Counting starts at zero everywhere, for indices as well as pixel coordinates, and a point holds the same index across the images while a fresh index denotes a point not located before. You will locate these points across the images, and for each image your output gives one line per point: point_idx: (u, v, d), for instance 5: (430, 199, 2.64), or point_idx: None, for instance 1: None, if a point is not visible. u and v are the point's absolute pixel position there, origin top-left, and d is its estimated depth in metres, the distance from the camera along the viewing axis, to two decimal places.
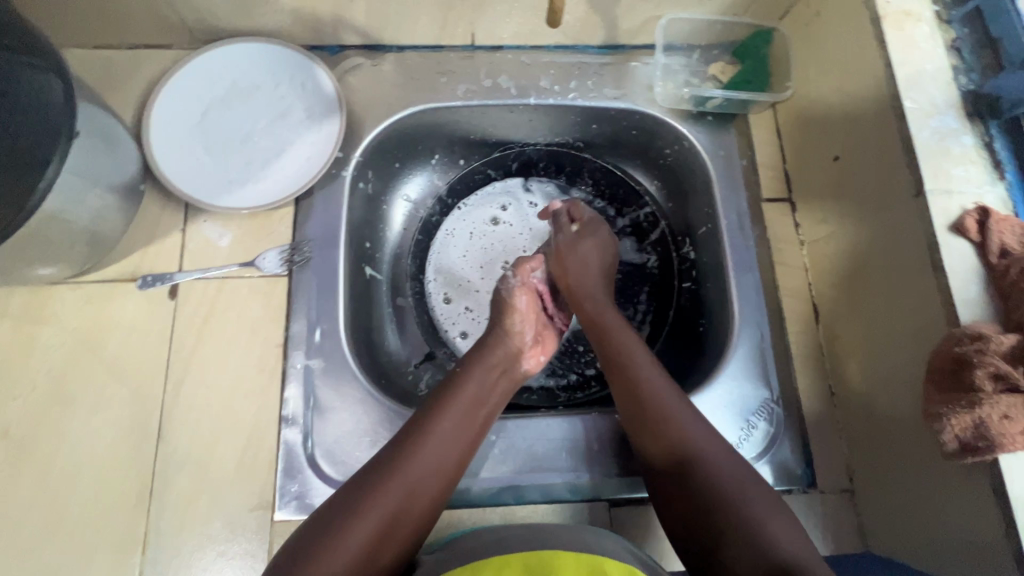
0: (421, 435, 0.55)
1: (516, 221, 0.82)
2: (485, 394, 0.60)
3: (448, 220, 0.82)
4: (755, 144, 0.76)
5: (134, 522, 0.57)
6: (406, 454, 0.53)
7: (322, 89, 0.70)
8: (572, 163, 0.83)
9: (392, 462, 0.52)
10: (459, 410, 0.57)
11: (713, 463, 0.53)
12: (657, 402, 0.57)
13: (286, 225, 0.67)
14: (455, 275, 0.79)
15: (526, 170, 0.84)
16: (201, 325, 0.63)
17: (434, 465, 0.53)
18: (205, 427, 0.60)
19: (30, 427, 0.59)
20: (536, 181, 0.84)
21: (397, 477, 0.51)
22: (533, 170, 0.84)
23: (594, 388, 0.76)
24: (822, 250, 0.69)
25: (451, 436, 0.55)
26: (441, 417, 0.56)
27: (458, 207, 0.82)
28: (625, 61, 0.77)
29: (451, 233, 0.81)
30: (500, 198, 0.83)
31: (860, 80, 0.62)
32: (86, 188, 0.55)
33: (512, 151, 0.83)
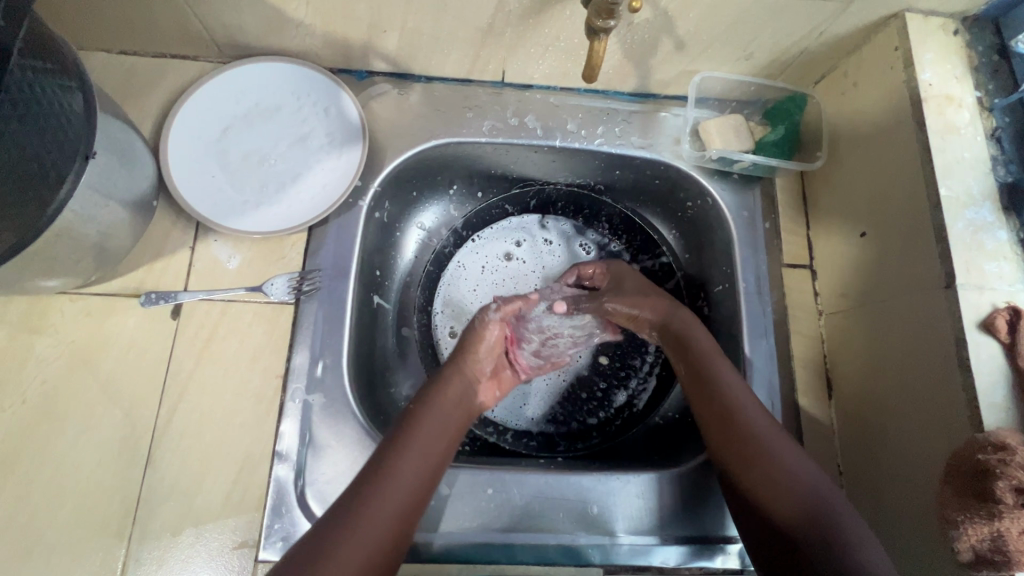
0: (375, 486, 0.51)
1: (529, 260, 0.82)
2: (444, 434, 0.58)
3: (461, 252, 0.81)
4: (779, 206, 0.74)
5: (114, 550, 0.55)
6: (360, 511, 0.50)
7: (346, 115, 0.69)
8: (590, 206, 0.82)
9: (348, 517, 0.49)
10: (418, 457, 0.54)
11: (772, 457, 0.55)
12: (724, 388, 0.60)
13: (297, 252, 0.66)
14: (463, 311, 0.79)
15: (544, 208, 0.83)
16: (200, 348, 0.62)
17: (389, 519, 0.50)
18: (196, 456, 0.58)
19: (17, 442, 0.57)
20: (553, 220, 0.83)
21: (352, 539, 0.48)
22: (551, 209, 0.83)
23: (594, 439, 0.75)
24: (840, 323, 0.67)
25: (404, 484, 0.52)
26: (394, 466, 0.53)
27: (472, 239, 0.82)
28: (654, 111, 0.76)
29: (463, 265, 0.81)
30: (515, 233, 0.83)
31: (895, 160, 0.60)
32: (99, 204, 0.53)
33: (532, 189, 0.82)
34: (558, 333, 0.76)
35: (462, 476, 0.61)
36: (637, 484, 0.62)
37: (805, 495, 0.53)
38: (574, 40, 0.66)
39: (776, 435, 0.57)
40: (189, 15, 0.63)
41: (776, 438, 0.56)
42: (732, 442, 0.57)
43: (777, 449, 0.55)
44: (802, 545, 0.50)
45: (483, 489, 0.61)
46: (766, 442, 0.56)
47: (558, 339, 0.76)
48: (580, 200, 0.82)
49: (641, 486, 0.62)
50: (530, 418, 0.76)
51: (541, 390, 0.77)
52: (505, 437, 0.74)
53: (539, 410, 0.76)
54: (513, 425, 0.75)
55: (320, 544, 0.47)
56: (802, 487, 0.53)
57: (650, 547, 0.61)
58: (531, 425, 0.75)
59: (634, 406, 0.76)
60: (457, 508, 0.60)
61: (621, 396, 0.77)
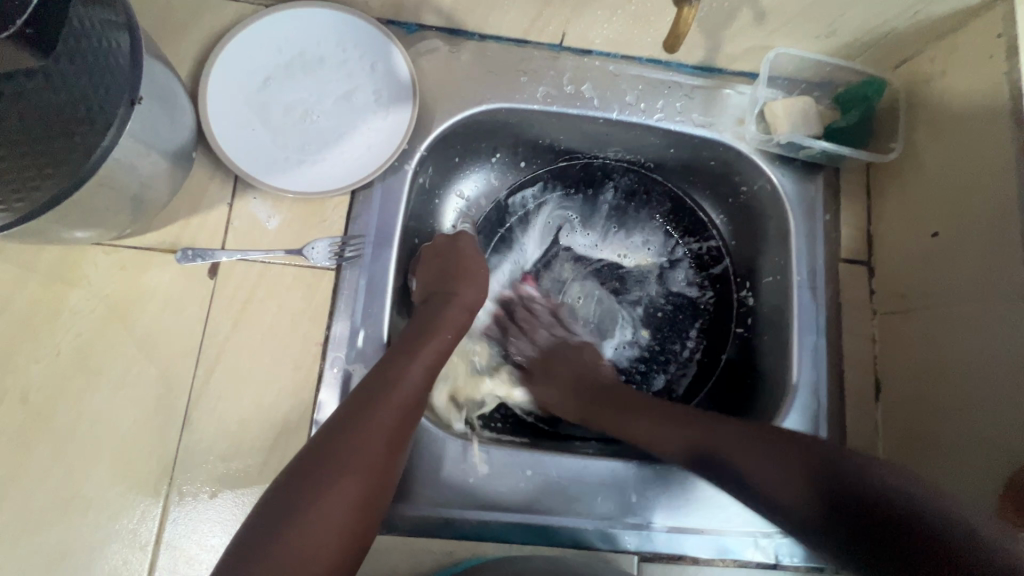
0: (374, 408, 0.51)
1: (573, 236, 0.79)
2: (438, 358, 0.58)
3: (504, 226, 0.78)
4: (841, 199, 0.71)
5: (150, 509, 0.55)
6: (368, 416, 0.51)
7: (394, 71, 0.65)
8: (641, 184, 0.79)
9: (357, 421, 0.50)
10: (416, 381, 0.55)
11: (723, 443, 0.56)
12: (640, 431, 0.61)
13: (339, 215, 0.63)
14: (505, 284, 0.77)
15: (590, 184, 0.79)
16: (238, 310, 0.59)
17: (394, 423, 0.52)
18: (233, 419, 0.57)
19: (51, 395, 0.55)
20: (602, 196, 0.79)
21: (351, 460, 0.48)
22: (597, 183, 0.79)
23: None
24: (896, 325, 0.65)
25: (406, 391, 0.54)
26: (393, 387, 0.53)
27: (513, 212, 0.78)
28: (718, 88, 0.71)
29: (507, 240, 0.78)
30: (560, 211, 0.79)
31: (984, 158, 0.56)
32: (142, 152, 0.50)
33: (579, 161, 0.78)
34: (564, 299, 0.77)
35: (502, 456, 0.60)
36: (676, 474, 0.61)
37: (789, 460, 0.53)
38: (646, 4, 0.61)
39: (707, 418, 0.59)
40: None
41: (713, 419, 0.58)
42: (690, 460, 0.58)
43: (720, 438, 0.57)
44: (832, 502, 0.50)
45: (523, 471, 0.60)
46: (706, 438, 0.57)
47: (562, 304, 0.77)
48: (624, 174, 0.79)
49: (680, 475, 0.61)
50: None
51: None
52: (546, 420, 0.72)
53: None
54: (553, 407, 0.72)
55: (333, 447, 0.49)
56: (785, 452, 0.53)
57: (689, 537, 0.60)
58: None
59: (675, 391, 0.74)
60: (496, 487, 0.59)
61: (658, 380, 0.75)
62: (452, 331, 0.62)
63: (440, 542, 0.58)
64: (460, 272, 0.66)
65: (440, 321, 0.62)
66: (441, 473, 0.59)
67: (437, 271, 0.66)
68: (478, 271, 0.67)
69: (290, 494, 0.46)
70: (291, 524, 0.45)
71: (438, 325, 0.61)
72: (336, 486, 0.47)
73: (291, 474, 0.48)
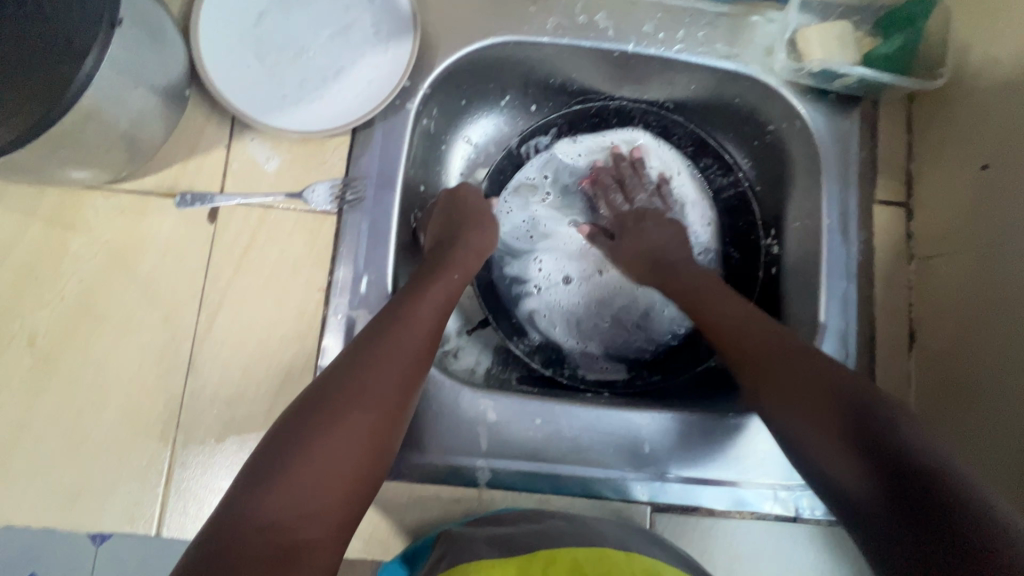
0: (388, 345, 0.50)
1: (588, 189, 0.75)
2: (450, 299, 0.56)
3: (518, 174, 0.74)
4: (879, 135, 0.65)
5: (158, 453, 0.55)
6: (376, 353, 0.49)
7: (394, 2, 0.61)
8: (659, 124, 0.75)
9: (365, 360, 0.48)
10: (430, 321, 0.53)
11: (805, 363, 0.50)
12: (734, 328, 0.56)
13: (340, 157, 0.60)
14: (514, 238, 0.73)
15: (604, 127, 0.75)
16: (239, 256, 0.58)
17: (404, 361, 0.50)
18: (238, 366, 0.56)
19: (57, 340, 0.55)
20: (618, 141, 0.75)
21: (365, 396, 0.46)
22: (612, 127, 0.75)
23: (654, 376, 0.70)
24: (936, 270, 0.60)
25: (416, 329, 0.52)
26: (402, 324, 0.51)
27: (527, 159, 0.74)
28: (745, 15, 0.65)
29: (521, 189, 0.74)
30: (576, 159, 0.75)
31: None
32: (129, 85, 0.48)
33: (598, 107, 0.74)
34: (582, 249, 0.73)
35: (511, 405, 0.58)
36: (694, 424, 0.59)
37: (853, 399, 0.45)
38: None
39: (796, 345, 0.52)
40: None
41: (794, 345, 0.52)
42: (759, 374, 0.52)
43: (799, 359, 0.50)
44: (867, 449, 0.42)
45: (532, 420, 0.58)
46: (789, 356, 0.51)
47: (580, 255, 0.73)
48: (648, 122, 0.75)
49: (698, 425, 0.59)
50: (586, 353, 0.72)
51: (597, 326, 0.72)
52: (562, 373, 0.70)
53: (591, 345, 0.72)
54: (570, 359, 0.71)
55: (341, 385, 0.47)
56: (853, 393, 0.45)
57: (707, 488, 0.58)
58: (586, 361, 0.71)
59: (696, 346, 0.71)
60: (503, 436, 0.57)
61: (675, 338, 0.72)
62: (466, 273, 0.60)
63: (448, 489, 0.57)
64: (461, 221, 0.64)
65: (448, 261, 0.59)
66: (448, 421, 0.57)
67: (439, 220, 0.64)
68: (484, 222, 0.65)
69: (300, 425, 0.44)
70: (299, 459, 0.43)
71: (450, 264, 0.59)
72: (348, 420, 0.45)
73: (298, 410, 0.46)
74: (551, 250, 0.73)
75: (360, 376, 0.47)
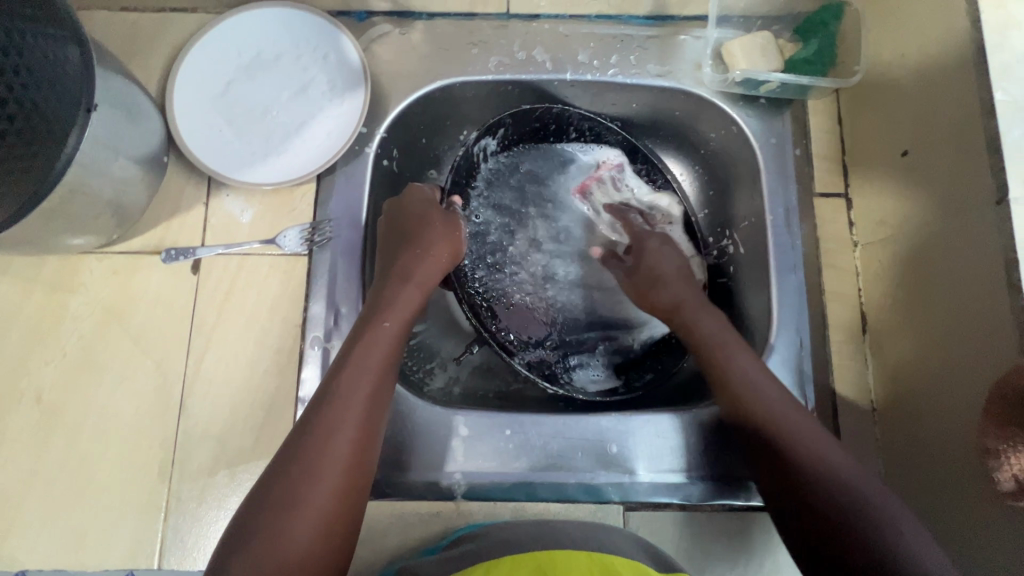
0: (326, 429, 0.50)
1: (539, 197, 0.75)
2: (385, 357, 0.55)
3: (478, 186, 0.74)
4: (811, 132, 0.69)
5: (156, 491, 0.59)
6: (329, 406, 0.51)
7: (347, 60, 0.67)
8: (592, 129, 0.73)
9: (320, 414, 0.51)
10: (366, 387, 0.53)
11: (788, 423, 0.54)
12: (742, 377, 0.57)
13: (307, 203, 0.66)
14: (476, 253, 0.73)
15: (554, 134, 0.74)
16: (221, 301, 0.63)
17: (358, 409, 0.52)
18: (225, 403, 0.61)
19: (61, 393, 0.60)
20: (568, 145, 0.75)
21: (312, 490, 0.47)
22: (560, 132, 0.74)
23: (647, 375, 0.69)
24: (877, 254, 0.63)
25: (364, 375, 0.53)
26: (350, 371, 0.53)
27: (484, 172, 0.74)
28: (673, 34, 0.70)
29: (486, 202, 0.74)
30: (535, 166, 0.75)
31: (944, 66, 0.54)
32: (108, 159, 0.54)
33: (540, 111, 0.71)
34: (557, 252, 0.74)
35: (480, 419, 0.61)
36: (659, 423, 0.61)
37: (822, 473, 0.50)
38: None
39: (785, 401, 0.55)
40: None
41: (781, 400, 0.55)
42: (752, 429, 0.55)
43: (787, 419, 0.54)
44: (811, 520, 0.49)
45: (501, 431, 0.61)
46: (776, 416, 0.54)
47: (557, 258, 0.73)
48: (582, 126, 0.73)
49: (662, 424, 0.61)
50: (586, 356, 0.71)
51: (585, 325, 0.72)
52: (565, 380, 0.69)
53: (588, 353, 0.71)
54: (575, 368, 0.70)
55: (300, 443, 0.49)
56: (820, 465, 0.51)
57: (676, 484, 0.60)
58: (575, 366, 0.71)
59: (671, 340, 0.70)
60: (475, 449, 0.60)
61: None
62: (400, 319, 0.58)
63: (426, 505, 0.59)
64: (409, 231, 0.64)
65: (383, 304, 0.58)
66: (422, 439, 0.60)
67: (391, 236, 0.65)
68: (434, 222, 0.65)
69: (267, 491, 0.48)
70: (269, 524, 0.46)
71: (379, 314, 0.58)
72: (308, 479, 0.48)
73: (266, 476, 0.49)
74: (530, 255, 0.73)
75: (305, 470, 0.48)
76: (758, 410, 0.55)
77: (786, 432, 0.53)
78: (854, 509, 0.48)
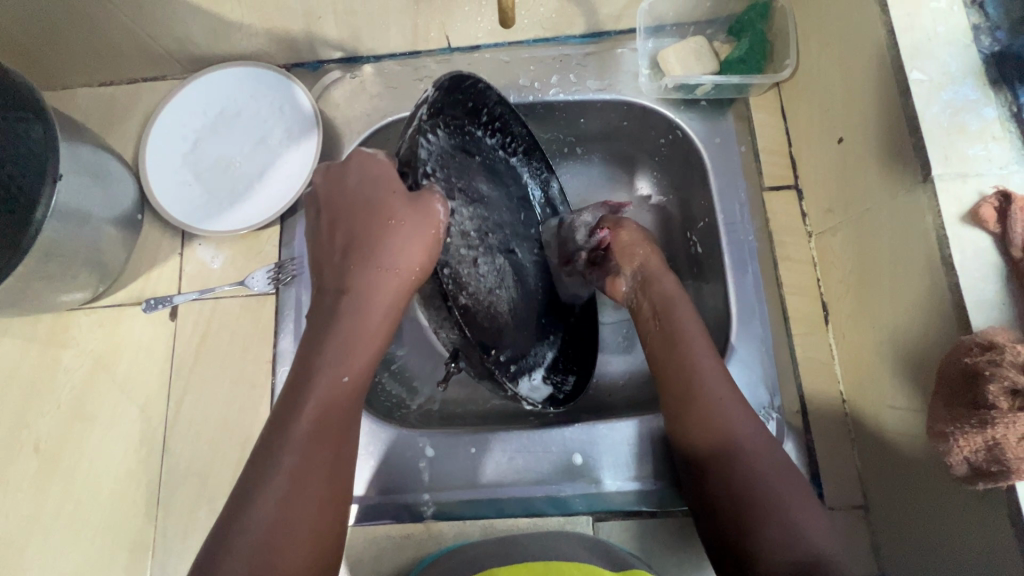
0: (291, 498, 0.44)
1: (461, 183, 0.58)
2: (346, 413, 0.49)
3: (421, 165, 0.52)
4: (755, 129, 0.70)
5: (144, 529, 0.62)
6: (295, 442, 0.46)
7: (301, 108, 0.72)
8: (499, 115, 0.64)
9: (285, 450, 0.45)
10: (328, 450, 0.47)
11: (724, 411, 0.53)
12: (689, 365, 0.55)
13: (273, 244, 0.69)
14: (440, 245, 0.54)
15: (469, 112, 0.61)
16: (198, 344, 0.67)
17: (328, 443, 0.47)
18: (205, 440, 0.64)
19: (57, 442, 0.65)
20: (472, 129, 0.62)
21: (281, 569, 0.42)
22: (473, 113, 0.61)
23: (571, 375, 0.68)
24: (829, 243, 0.63)
25: (332, 405, 0.48)
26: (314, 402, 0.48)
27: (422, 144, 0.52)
28: (610, 49, 0.72)
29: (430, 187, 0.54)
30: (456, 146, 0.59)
31: (863, 52, 0.54)
32: (79, 221, 0.58)
33: (473, 83, 0.57)
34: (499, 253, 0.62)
35: (446, 438, 0.62)
36: (626, 429, 0.61)
37: (749, 465, 0.50)
38: None
39: (725, 386, 0.54)
40: (143, 35, 0.67)
41: (718, 383, 0.54)
42: (686, 416, 0.54)
43: (724, 404, 0.53)
44: (733, 516, 0.49)
45: (467, 450, 0.62)
46: (714, 403, 0.53)
47: (498, 259, 0.61)
48: (495, 111, 0.63)
49: (628, 430, 0.61)
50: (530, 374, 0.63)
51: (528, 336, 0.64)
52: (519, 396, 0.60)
53: (539, 365, 0.65)
54: (531, 394, 0.61)
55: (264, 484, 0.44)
56: (748, 456, 0.51)
57: (641, 492, 0.60)
58: (523, 382, 0.62)
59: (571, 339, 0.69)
60: (442, 470, 0.61)
61: (621, 364, 0.73)
62: (361, 371, 0.50)
63: (398, 527, 0.61)
64: (371, 241, 0.50)
65: (338, 349, 0.50)
66: (390, 462, 0.62)
67: (341, 240, 0.52)
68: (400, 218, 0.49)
69: (231, 539, 0.42)
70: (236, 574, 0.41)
71: (335, 367, 0.49)
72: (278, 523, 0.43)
73: (228, 519, 0.44)
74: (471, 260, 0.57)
75: (268, 549, 0.42)
76: (694, 398, 0.54)
77: (722, 424, 0.52)
78: (784, 515, 0.47)
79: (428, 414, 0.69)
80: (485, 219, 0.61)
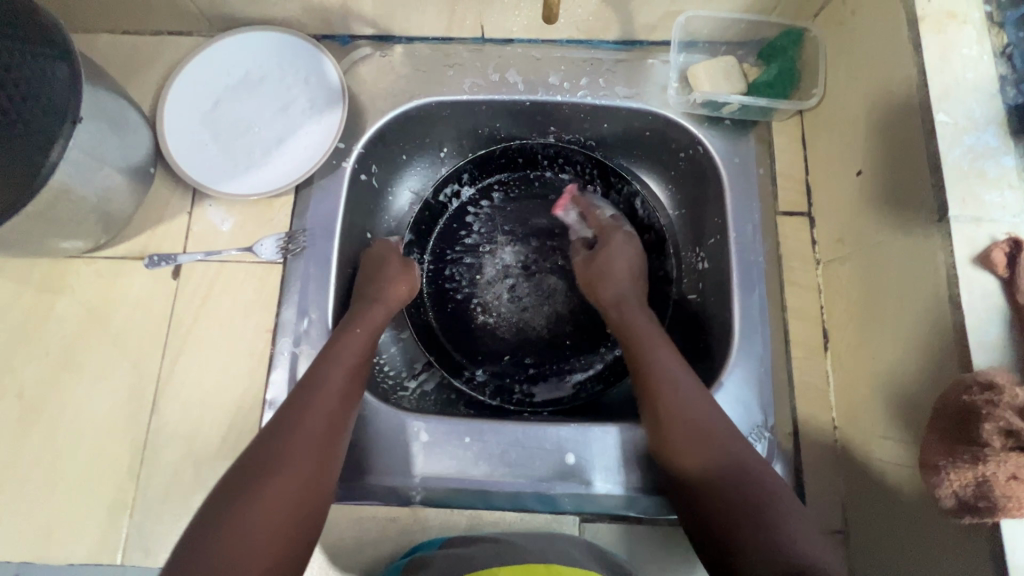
0: (296, 420, 0.52)
1: (518, 228, 0.79)
2: (359, 363, 0.58)
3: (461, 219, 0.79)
4: (775, 153, 0.71)
5: (124, 487, 0.61)
6: (319, 379, 0.55)
7: (328, 80, 0.71)
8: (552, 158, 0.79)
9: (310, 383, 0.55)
10: (337, 384, 0.55)
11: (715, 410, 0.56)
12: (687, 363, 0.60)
13: (285, 214, 0.69)
14: (465, 280, 0.77)
15: (530, 163, 0.80)
16: (198, 306, 0.66)
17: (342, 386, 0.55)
18: (196, 403, 0.63)
19: (42, 389, 0.63)
20: (541, 175, 0.80)
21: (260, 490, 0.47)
22: (536, 163, 0.80)
23: (598, 386, 0.73)
24: (836, 272, 0.64)
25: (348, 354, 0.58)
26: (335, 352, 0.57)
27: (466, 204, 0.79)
28: (641, 59, 0.73)
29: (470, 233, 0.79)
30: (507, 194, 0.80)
31: (891, 89, 0.56)
32: (93, 167, 0.57)
33: (500, 150, 0.78)
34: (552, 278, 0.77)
35: (443, 426, 0.62)
36: (623, 434, 0.61)
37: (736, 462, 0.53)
38: None
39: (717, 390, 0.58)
40: None
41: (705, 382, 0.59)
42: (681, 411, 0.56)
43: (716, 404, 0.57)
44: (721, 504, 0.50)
45: (461, 439, 0.62)
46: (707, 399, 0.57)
47: (553, 283, 0.77)
48: (549, 152, 0.79)
49: (627, 436, 0.61)
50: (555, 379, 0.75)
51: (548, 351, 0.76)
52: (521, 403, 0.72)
53: (576, 374, 0.75)
54: (545, 395, 0.73)
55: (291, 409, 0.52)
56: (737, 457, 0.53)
57: (628, 498, 0.60)
58: (536, 389, 0.74)
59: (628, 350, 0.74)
60: (435, 457, 0.61)
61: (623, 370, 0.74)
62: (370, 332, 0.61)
63: (385, 510, 0.61)
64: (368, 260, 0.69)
65: (356, 317, 0.62)
66: (382, 444, 0.62)
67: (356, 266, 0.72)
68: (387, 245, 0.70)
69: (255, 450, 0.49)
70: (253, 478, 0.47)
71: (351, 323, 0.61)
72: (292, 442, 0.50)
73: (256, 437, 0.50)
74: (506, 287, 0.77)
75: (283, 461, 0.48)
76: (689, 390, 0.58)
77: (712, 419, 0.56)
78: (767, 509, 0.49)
79: (420, 400, 0.70)
80: (541, 250, 0.78)
